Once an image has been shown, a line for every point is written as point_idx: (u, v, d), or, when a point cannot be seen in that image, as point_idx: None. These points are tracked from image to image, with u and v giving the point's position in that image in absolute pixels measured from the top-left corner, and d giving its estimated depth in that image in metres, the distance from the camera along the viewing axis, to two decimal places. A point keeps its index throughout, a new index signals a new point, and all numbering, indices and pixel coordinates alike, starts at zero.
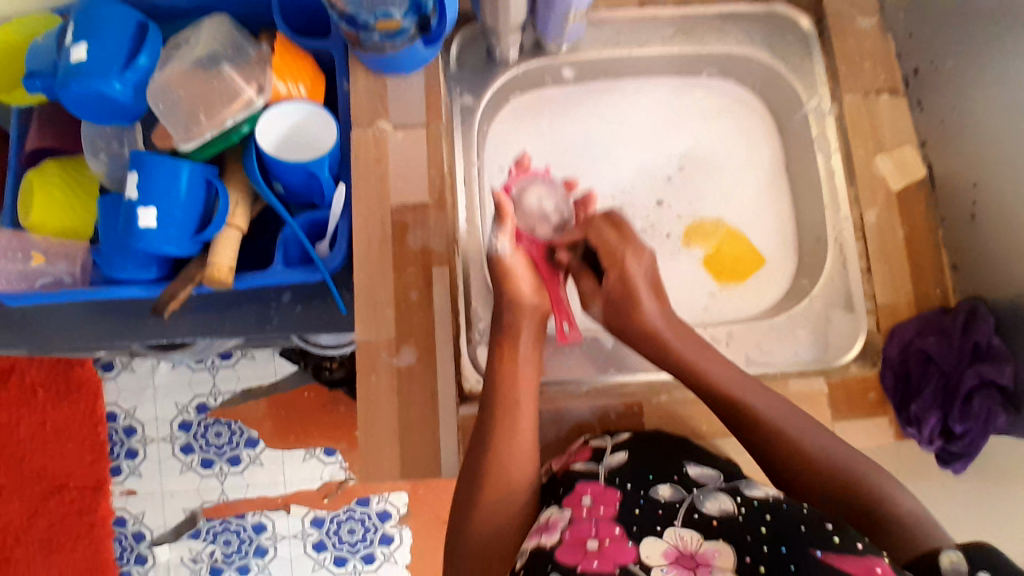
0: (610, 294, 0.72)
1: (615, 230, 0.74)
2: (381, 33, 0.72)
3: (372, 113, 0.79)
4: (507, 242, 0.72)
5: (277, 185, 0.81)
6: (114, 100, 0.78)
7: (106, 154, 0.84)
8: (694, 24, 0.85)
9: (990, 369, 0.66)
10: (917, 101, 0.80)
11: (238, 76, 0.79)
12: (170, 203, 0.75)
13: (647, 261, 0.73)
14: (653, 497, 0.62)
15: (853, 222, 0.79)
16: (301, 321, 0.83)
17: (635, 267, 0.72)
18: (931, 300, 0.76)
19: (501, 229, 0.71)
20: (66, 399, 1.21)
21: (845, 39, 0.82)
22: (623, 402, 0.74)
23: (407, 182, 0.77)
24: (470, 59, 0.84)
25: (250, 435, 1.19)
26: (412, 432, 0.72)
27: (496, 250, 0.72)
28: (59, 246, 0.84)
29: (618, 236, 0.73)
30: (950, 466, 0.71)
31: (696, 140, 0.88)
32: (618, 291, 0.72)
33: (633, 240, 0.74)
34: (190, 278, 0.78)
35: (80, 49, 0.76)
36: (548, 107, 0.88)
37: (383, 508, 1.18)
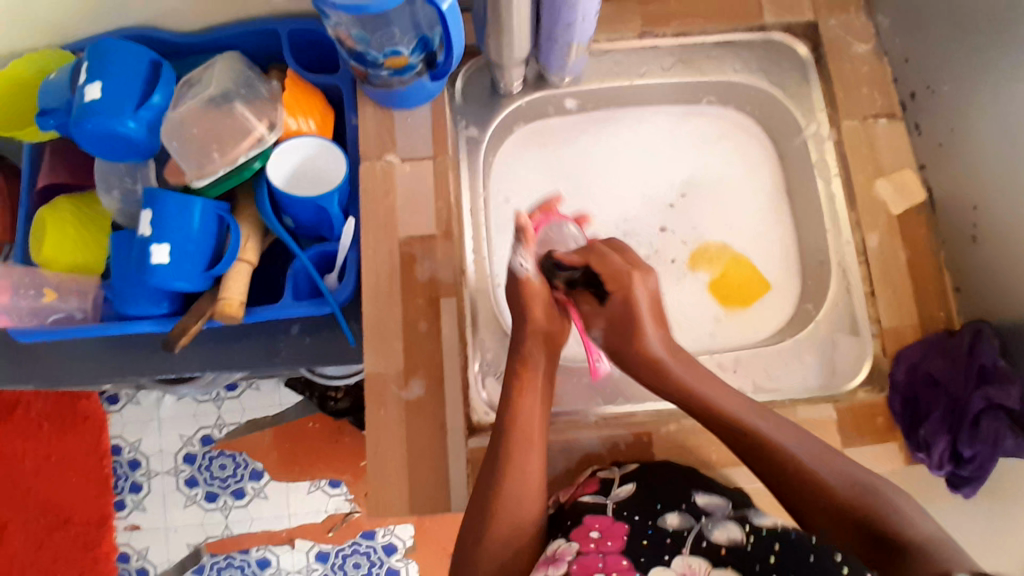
0: (613, 317, 0.73)
1: (620, 255, 0.74)
2: (389, 70, 0.76)
3: (379, 147, 0.81)
4: (530, 263, 0.74)
5: (286, 219, 0.82)
6: (129, 139, 0.79)
7: (119, 191, 0.86)
8: (692, 53, 0.87)
9: (996, 392, 0.66)
10: (914, 125, 0.82)
11: (250, 112, 0.81)
12: (181, 238, 0.76)
13: (651, 285, 0.73)
14: (662, 527, 0.61)
15: (855, 246, 0.80)
16: (309, 353, 0.84)
17: (640, 291, 0.72)
18: (937, 322, 0.76)
19: (522, 249, 0.73)
20: (72, 432, 1.21)
21: (840, 68, 0.85)
22: (632, 433, 0.73)
23: (414, 215, 0.78)
24: (474, 91, 0.86)
25: (255, 467, 1.19)
26: (420, 465, 0.72)
27: (518, 269, 0.74)
28: (70, 283, 0.85)
29: (624, 259, 0.73)
30: (959, 491, 0.70)
31: (696, 168, 0.89)
32: (621, 315, 0.72)
33: (639, 264, 0.74)
34: (201, 313, 0.78)
35: (95, 88, 0.77)
36: (552, 136, 0.90)
37: (389, 541, 1.17)
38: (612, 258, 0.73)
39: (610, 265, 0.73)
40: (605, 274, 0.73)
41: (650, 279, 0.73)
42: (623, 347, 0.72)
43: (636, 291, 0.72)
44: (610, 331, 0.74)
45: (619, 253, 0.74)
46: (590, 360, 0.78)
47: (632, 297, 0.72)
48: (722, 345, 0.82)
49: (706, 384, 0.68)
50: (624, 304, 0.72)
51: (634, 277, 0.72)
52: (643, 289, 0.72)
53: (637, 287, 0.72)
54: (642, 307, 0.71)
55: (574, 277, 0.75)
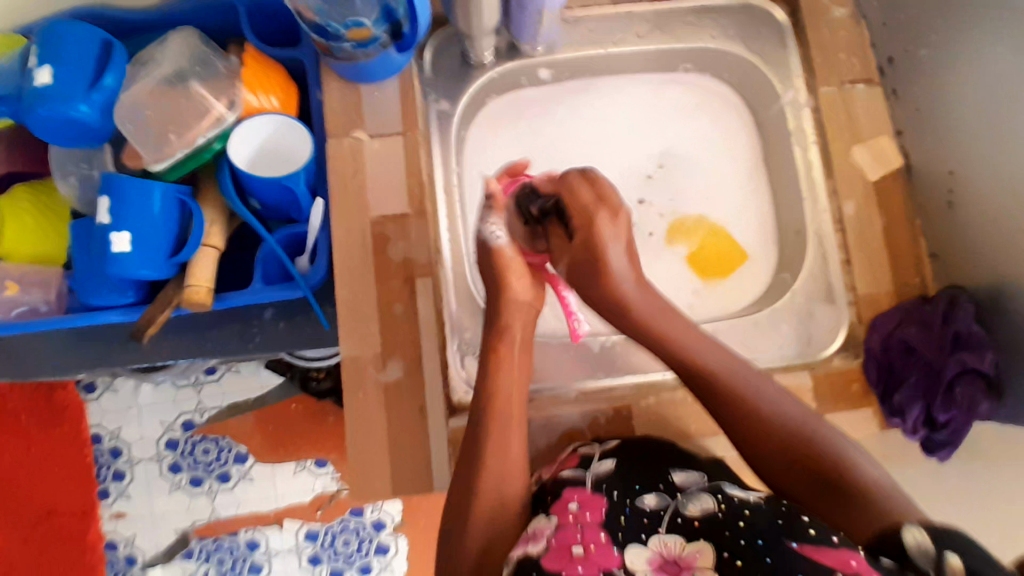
0: (575, 256, 0.69)
1: (591, 187, 0.70)
2: (352, 41, 0.73)
3: (347, 123, 0.78)
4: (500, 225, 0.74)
5: (253, 202, 0.80)
6: (84, 124, 0.76)
7: (76, 178, 0.83)
8: (667, 19, 0.85)
9: (971, 358, 0.67)
10: (892, 91, 0.81)
11: (207, 91, 0.78)
12: (142, 225, 0.74)
13: (619, 220, 0.69)
14: (640, 506, 0.61)
15: (832, 215, 0.79)
16: (285, 338, 0.83)
17: (606, 227, 0.68)
18: (912, 289, 0.76)
19: (491, 213, 0.74)
20: (49, 422, 1.19)
21: (817, 33, 0.83)
22: (613, 407, 0.74)
23: (386, 193, 0.76)
24: (446, 63, 0.83)
25: (238, 451, 1.18)
26: (402, 448, 0.71)
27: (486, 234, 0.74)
28: (32, 275, 0.83)
29: (594, 196, 0.69)
30: (934, 455, 0.71)
31: (674, 137, 0.87)
32: (584, 256, 0.68)
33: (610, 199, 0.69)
34: (167, 301, 0.77)
35: (44, 72, 0.74)
36: (525, 109, 0.87)
37: (377, 517, 1.17)
38: (582, 192, 0.69)
39: (579, 201, 0.69)
40: (571, 207, 0.69)
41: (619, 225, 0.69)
42: (591, 288, 0.68)
43: (601, 232, 0.68)
44: (574, 267, 0.69)
45: (588, 184, 0.70)
46: (571, 323, 0.77)
47: (596, 235, 0.68)
48: (700, 315, 0.82)
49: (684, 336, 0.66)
50: (588, 246, 0.68)
51: (599, 215, 0.68)
52: (611, 233, 0.68)
53: (604, 228, 0.68)
54: (607, 243, 0.67)
55: (546, 207, 0.72)
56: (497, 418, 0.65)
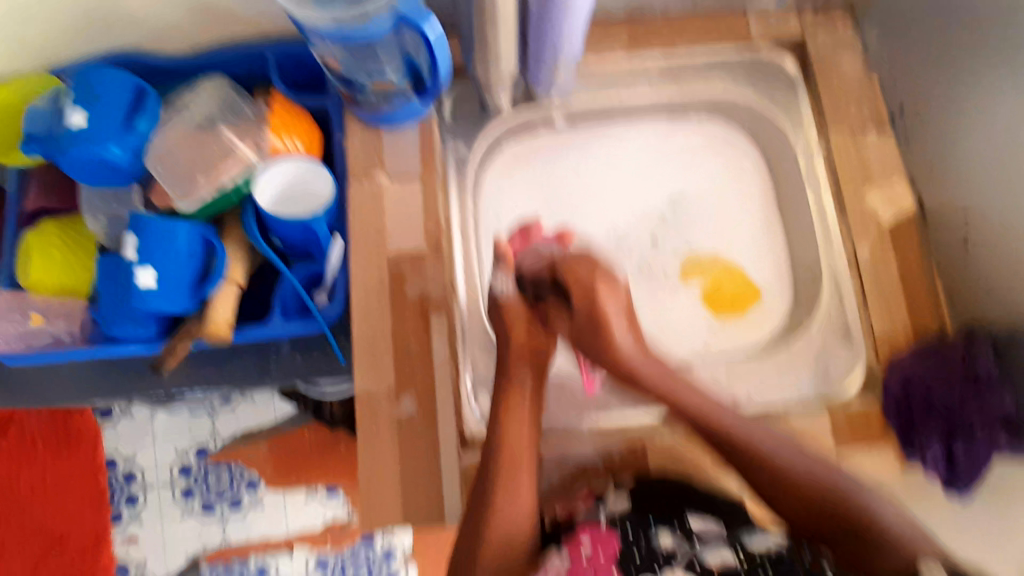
0: (580, 328, 0.71)
1: (591, 267, 0.72)
2: (376, 91, 0.79)
3: (368, 165, 0.80)
4: (506, 281, 0.73)
5: (275, 239, 0.82)
6: (114, 164, 0.80)
7: (106, 215, 0.86)
8: (680, 70, 0.88)
9: (987, 396, 0.66)
10: (903, 138, 0.83)
11: (235, 136, 0.83)
12: (166, 265, 0.76)
13: (622, 297, 0.71)
14: (655, 546, 0.60)
15: (846, 256, 0.79)
16: (301, 371, 0.84)
17: (608, 302, 0.70)
18: (931, 330, 0.75)
19: (502, 270, 0.73)
20: (64, 448, 1.20)
21: (828, 80, 0.85)
22: (627, 442, 0.73)
23: (404, 232, 0.78)
24: (465, 109, 0.87)
25: (250, 478, 1.18)
26: (413, 485, 0.71)
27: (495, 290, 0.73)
28: (57, 306, 0.85)
29: (592, 271, 0.71)
30: (957, 496, 0.69)
31: (687, 179, 0.89)
32: (589, 328, 0.70)
33: (608, 274, 0.72)
34: (187, 335, 0.79)
35: (79, 116, 0.78)
36: (541, 151, 0.89)
37: (387, 547, 1.16)
38: (582, 267, 0.71)
39: (578, 275, 0.71)
40: (572, 284, 0.71)
41: (619, 291, 0.71)
42: (590, 350, 0.70)
43: (602, 301, 0.70)
44: (578, 341, 0.71)
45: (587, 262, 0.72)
46: (584, 375, 0.77)
47: (598, 305, 0.70)
48: (715, 355, 0.81)
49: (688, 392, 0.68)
50: (591, 319, 0.70)
51: (600, 288, 0.71)
52: (612, 301, 0.70)
53: (604, 296, 0.70)
54: (607, 316, 0.69)
55: (546, 285, 0.73)
56: (510, 456, 0.66)
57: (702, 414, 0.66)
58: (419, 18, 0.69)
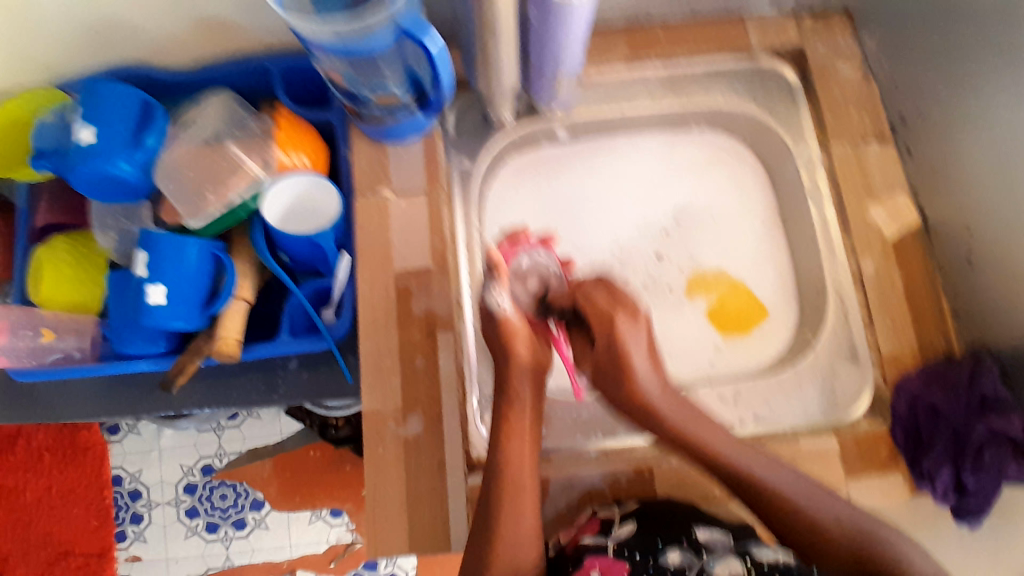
0: (598, 362, 0.71)
1: (606, 293, 0.72)
2: (380, 106, 0.78)
3: (373, 182, 0.81)
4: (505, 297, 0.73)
5: (282, 255, 0.84)
6: (123, 180, 0.82)
7: (116, 232, 0.88)
8: (678, 79, 0.88)
9: (998, 420, 0.67)
10: (905, 147, 0.83)
11: (241, 150, 0.84)
12: (176, 281, 0.77)
13: (642, 334, 0.70)
14: (663, 565, 0.63)
15: (850, 272, 0.80)
16: (308, 387, 0.85)
17: (628, 338, 0.69)
18: (937, 349, 0.75)
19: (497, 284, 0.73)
20: (72, 462, 1.21)
21: (830, 96, 0.85)
22: (634, 467, 0.72)
23: (410, 248, 0.79)
24: (468, 124, 0.87)
25: (255, 497, 1.18)
26: (419, 502, 0.71)
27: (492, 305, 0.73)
28: (68, 323, 0.86)
29: (609, 299, 0.71)
30: (964, 522, 0.70)
31: (690, 194, 0.89)
32: (610, 361, 0.70)
33: (630, 308, 0.71)
34: (196, 351, 0.80)
35: (88, 133, 0.79)
36: (544, 166, 0.91)
37: (392, 572, 1.16)
38: (599, 300, 0.71)
39: (597, 307, 0.71)
40: (590, 312, 0.71)
41: (639, 323, 0.70)
42: (612, 389, 0.70)
43: (624, 336, 0.69)
44: (597, 374, 0.71)
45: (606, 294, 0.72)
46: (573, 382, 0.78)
47: (619, 340, 0.69)
48: (719, 369, 0.82)
49: (694, 422, 0.67)
50: (611, 349, 0.70)
51: (619, 316, 0.70)
52: (629, 328, 0.70)
53: (626, 332, 0.69)
54: (629, 352, 0.69)
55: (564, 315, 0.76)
56: (513, 474, 0.66)
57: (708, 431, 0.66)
58: (421, 32, 0.68)
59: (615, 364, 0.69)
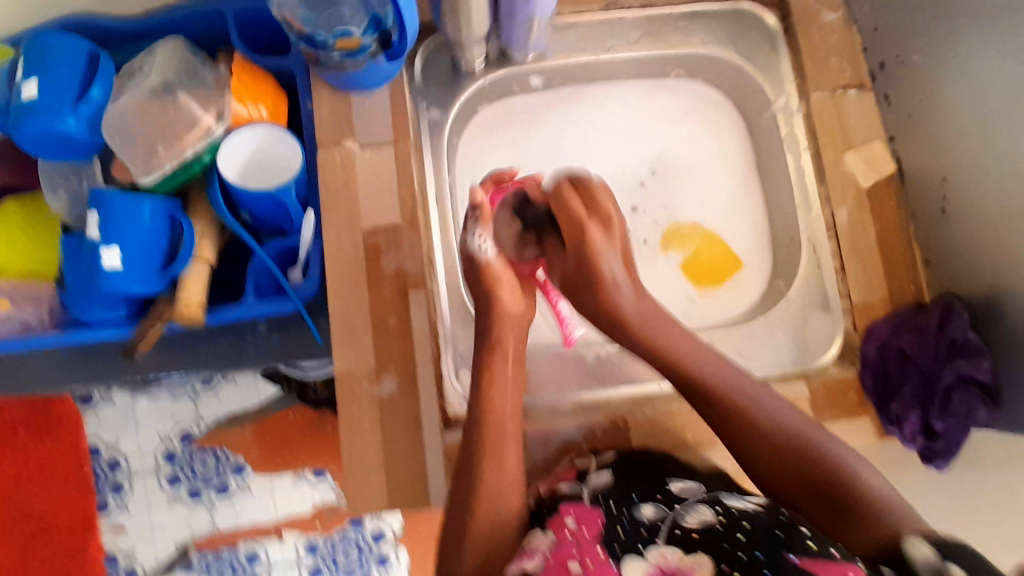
0: (571, 269, 0.68)
1: (582, 199, 0.67)
2: (340, 51, 0.73)
3: (337, 136, 0.77)
4: (489, 241, 0.71)
5: (244, 214, 0.80)
6: (68, 136, 0.76)
7: (66, 192, 0.83)
8: (658, 25, 0.85)
9: (965, 365, 0.68)
10: (883, 96, 0.81)
11: (196, 102, 0.79)
12: (132, 243, 0.74)
13: (617, 242, 0.67)
14: (637, 516, 0.61)
15: (825, 222, 0.79)
16: (278, 351, 0.82)
17: (600, 243, 0.66)
18: (907, 293, 0.76)
19: (480, 227, 0.71)
20: (45, 433, 1.18)
21: (810, 39, 0.82)
22: (610, 420, 0.73)
23: (378, 205, 0.76)
24: (436, 71, 0.83)
25: (237, 461, 1.17)
26: (397, 461, 0.71)
27: (473, 248, 0.71)
28: (23, 291, 0.82)
29: (583, 207, 0.67)
30: (933, 464, 0.72)
31: (667, 143, 0.87)
32: (585, 276, 0.67)
33: (597, 209, 0.67)
34: (159, 316, 0.77)
35: (31, 85, 0.75)
36: (516, 116, 0.87)
37: (377, 528, 1.18)
38: (571, 202, 0.67)
39: (570, 217, 0.67)
40: (563, 223, 0.67)
41: (614, 237, 0.67)
42: (586, 297, 0.68)
43: (595, 244, 0.66)
44: (569, 281, 0.69)
45: (578, 198, 0.67)
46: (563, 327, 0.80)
47: (589, 248, 0.66)
48: (695, 323, 0.81)
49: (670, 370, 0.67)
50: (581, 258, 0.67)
51: (595, 232, 0.66)
52: (603, 243, 0.67)
53: (596, 240, 0.66)
54: (601, 259, 0.66)
55: (539, 220, 0.71)
56: (491, 429, 0.66)
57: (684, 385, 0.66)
58: None
59: (587, 266, 0.67)
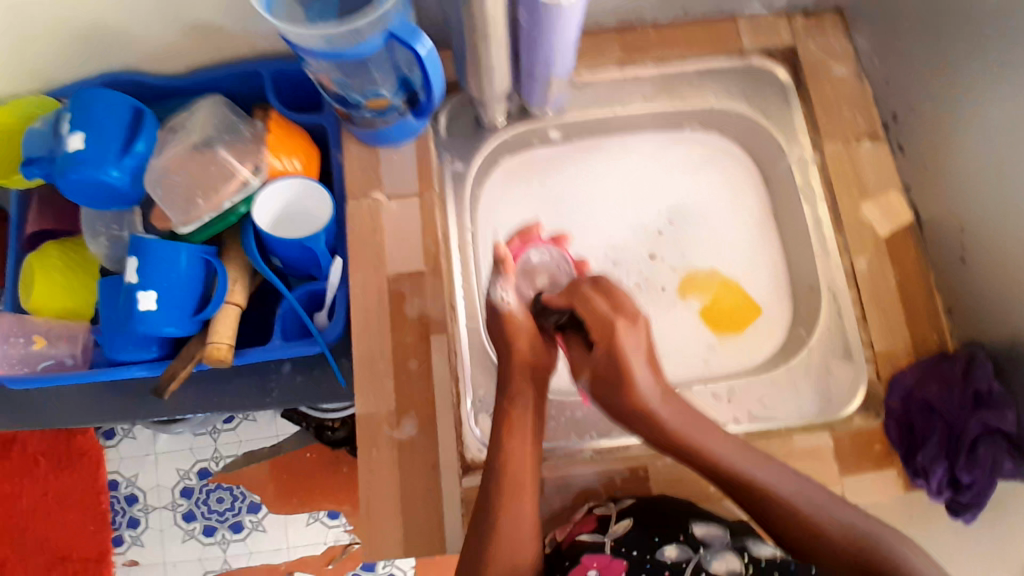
0: (597, 368, 0.68)
1: (606, 298, 0.69)
2: (371, 111, 0.79)
3: (365, 186, 0.81)
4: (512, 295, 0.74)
5: (275, 259, 0.84)
6: (113, 187, 0.81)
7: (106, 238, 0.87)
8: (672, 81, 0.88)
9: (992, 416, 0.66)
10: (897, 145, 0.83)
11: (233, 158, 0.83)
12: (169, 287, 0.77)
13: (642, 335, 0.68)
14: (660, 561, 0.62)
15: (844, 270, 0.80)
16: (302, 390, 0.85)
17: (626, 338, 0.67)
18: (930, 343, 0.75)
19: (503, 280, 0.74)
20: (67, 467, 1.20)
21: (822, 94, 0.85)
22: (628, 466, 0.72)
23: (402, 251, 0.78)
24: (459, 126, 0.87)
25: (253, 500, 1.18)
26: (414, 504, 0.71)
27: (498, 300, 0.74)
28: (57, 330, 0.86)
29: (608, 305, 0.68)
30: (959, 517, 0.69)
31: (684, 192, 0.89)
32: (608, 366, 0.67)
33: (624, 308, 0.68)
34: (190, 357, 0.80)
35: (76, 139, 0.78)
36: (536, 168, 0.90)
37: (389, 572, 1.15)
38: (598, 305, 0.68)
39: (597, 312, 0.68)
40: (588, 317, 0.68)
41: (639, 327, 0.68)
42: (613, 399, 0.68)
43: (623, 340, 0.67)
44: (596, 382, 0.69)
45: (602, 296, 0.69)
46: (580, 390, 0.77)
47: (617, 346, 0.66)
48: (716, 371, 0.82)
49: (694, 429, 0.65)
50: (610, 356, 0.67)
51: (620, 324, 0.67)
52: (631, 338, 0.67)
53: (624, 335, 0.67)
54: (629, 357, 0.66)
55: (562, 318, 0.73)
56: (509, 475, 0.66)
57: (703, 434, 0.65)
58: (411, 37, 0.69)
59: (614, 369, 0.67)
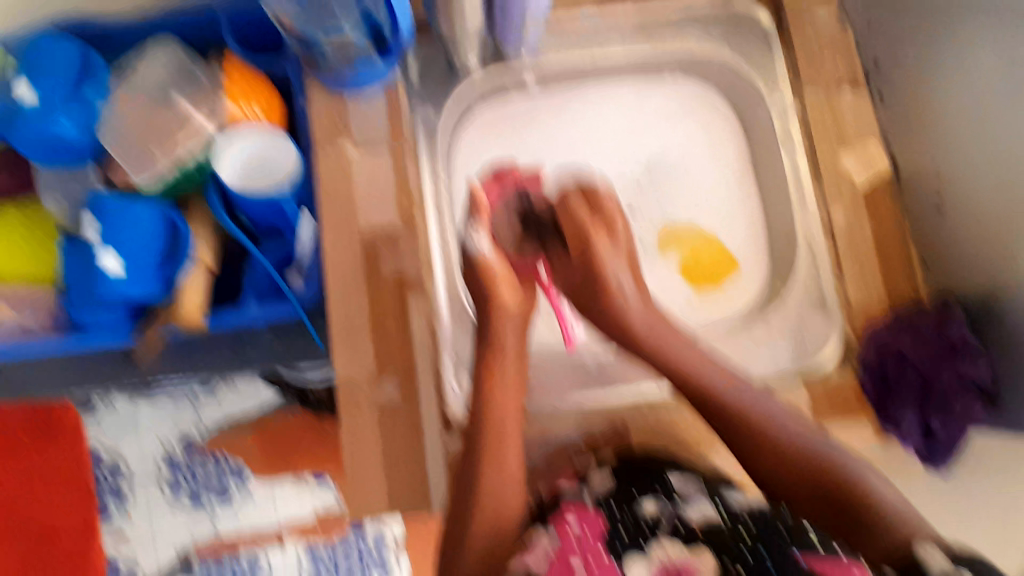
0: (576, 275, 0.71)
1: (586, 207, 0.72)
2: (337, 53, 0.75)
3: (331, 134, 0.77)
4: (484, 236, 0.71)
5: (242, 217, 0.82)
6: (64, 138, 0.79)
7: (64, 200, 0.83)
8: (650, 24, 0.85)
9: (965, 366, 0.69)
10: (878, 94, 0.81)
11: (191, 104, 0.81)
12: (134, 252, 0.75)
13: (621, 246, 0.71)
14: (637, 512, 0.65)
15: (822, 220, 0.79)
16: (279, 353, 0.84)
17: (605, 251, 0.70)
18: (905, 295, 0.76)
19: (477, 223, 0.71)
20: (46, 440, 1.19)
21: (804, 38, 0.83)
22: (608, 420, 0.72)
23: (375, 209, 0.76)
24: (431, 74, 0.84)
25: (238, 466, 1.18)
26: (398, 462, 0.71)
27: (471, 245, 0.71)
28: (19, 297, 0.82)
29: (589, 216, 0.71)
30: (930, 462, 0.71)
31: (664, 142, 0.87)
32: (583, 272, 0.71)
33: (604, 216, 0.71)
34: (159, 323, 0.79)
35: (25, 88, 0.77)
36: (511, 119, 0.87)
37: (378, 532, 1.18)
38: (577, 213, 0.71)
39: (574, 218, 0.71)
40: (567, 224, 0.71)
41: (616, 240, 0.71)
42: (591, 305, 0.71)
43: (599, 248, 0.70)
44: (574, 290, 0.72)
45: (583, 209, 0.71)
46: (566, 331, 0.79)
47: (593, 253, 0.70)
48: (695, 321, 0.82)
49: (667, 332, 0.70)
50: (585, 264, 0.70)
51: (597, 235, 0.70)
52: (608, 250, 0.70)
53: (601, 244, 0.70)
54: (606, 262, 0.70)
55: (540, 228, 0.75)
56: (492, 434, 0.66)
57: None
58: None
59: (588, 279, 0.70)
